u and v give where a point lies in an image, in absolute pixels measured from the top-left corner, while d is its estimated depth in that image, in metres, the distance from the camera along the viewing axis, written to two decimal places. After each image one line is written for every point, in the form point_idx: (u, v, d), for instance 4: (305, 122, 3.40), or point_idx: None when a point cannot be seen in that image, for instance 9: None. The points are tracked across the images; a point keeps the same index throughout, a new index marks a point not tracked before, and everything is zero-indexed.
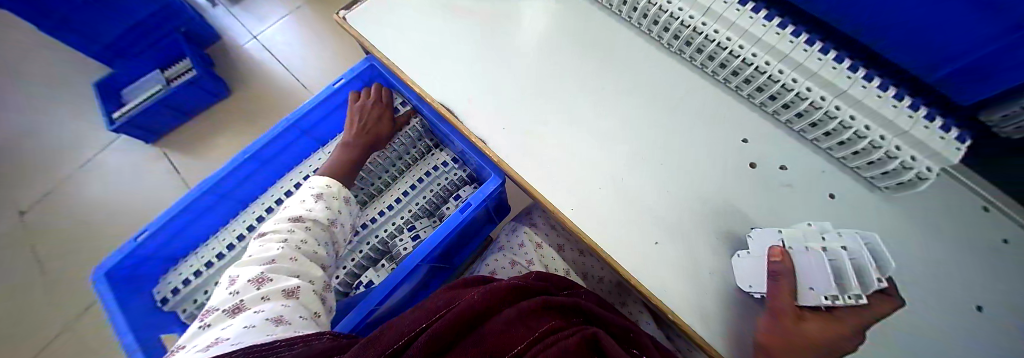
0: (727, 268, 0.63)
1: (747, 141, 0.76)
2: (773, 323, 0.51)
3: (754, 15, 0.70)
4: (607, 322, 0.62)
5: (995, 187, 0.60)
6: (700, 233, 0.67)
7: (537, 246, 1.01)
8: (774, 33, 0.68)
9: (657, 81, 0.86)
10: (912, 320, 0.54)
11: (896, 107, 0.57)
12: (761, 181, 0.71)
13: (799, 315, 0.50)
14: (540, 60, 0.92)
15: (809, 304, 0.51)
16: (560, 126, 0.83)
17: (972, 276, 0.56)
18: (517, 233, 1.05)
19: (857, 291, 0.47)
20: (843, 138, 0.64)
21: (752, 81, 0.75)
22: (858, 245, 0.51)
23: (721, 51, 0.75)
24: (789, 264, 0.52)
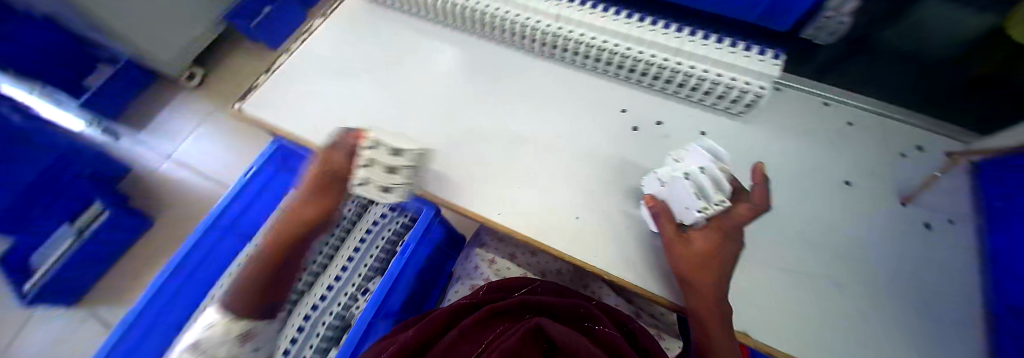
0: (642, 225, 0.68)
1: (625, 109, 0.85)
2: (674, 257, 0.57)
3: (672, 33, 0.76)
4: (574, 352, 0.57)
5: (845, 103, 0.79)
6: (608, 189, 0.74)
7: (492, 262, 0.93)
8: (697, 44, 0.73)
9: (587, 237, 0.67)
10: (808, 291, 0.60)
11: (765, 63, 0.69)
12: (644, 145, 0.79)
13: (685, 238, 0.58)
14: (443, 83, 0.93)
15: (690, 222, 0.59)
16: (482, 136, 0.83)
17: (886, 236, 0.64)
18: (469, 258, 0.97)
19: (714, 197, 0.53)
20: (731, 93, 0.74)
21: (681, 84, 0.79)
22: (701, 154, 0.58)
23: (668, 72, 0.77)
24: (660, 206, 0.62)
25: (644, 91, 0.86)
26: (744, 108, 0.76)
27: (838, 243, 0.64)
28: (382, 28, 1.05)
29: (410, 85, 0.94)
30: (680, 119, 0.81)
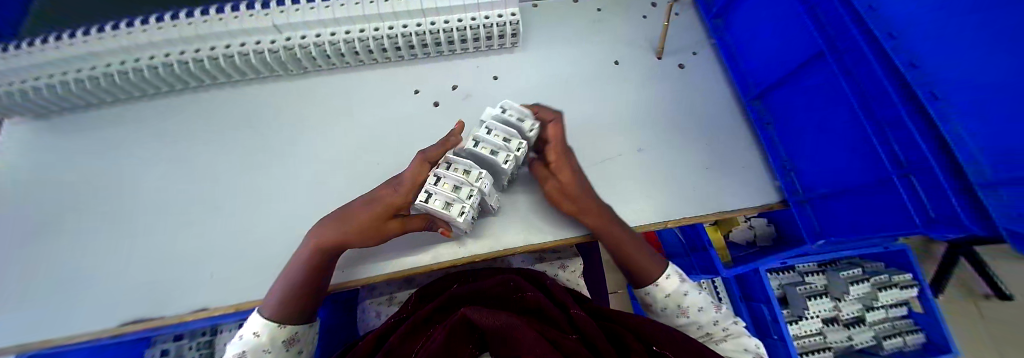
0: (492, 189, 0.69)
1: (418, 92, 0.78)
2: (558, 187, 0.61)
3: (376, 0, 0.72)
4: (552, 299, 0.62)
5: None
6: None
7: (390, 299, 0.85)
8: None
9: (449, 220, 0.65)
10: (642, 162, 0.70)
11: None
12: (456, 115, 0.76)
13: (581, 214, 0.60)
14: (208, 151, 0.74)
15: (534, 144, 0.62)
16: (287, 186, 0.70)
17: (683, 89, 0.76)
18: (364, 310, 0.86)
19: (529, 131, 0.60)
20: (483, 32, 0.75)
21: (431, 45, 0.76)
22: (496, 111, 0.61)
23: (408, 38, 0.73)
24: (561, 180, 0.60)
25: (425, 63, 0.81)
26: (511, 38, 0.77)
27: (638, 115, 0.74)
28: (65, 141, 0.76)
29: (161, 189, 0.71)
30: (472, 73, 0.79)
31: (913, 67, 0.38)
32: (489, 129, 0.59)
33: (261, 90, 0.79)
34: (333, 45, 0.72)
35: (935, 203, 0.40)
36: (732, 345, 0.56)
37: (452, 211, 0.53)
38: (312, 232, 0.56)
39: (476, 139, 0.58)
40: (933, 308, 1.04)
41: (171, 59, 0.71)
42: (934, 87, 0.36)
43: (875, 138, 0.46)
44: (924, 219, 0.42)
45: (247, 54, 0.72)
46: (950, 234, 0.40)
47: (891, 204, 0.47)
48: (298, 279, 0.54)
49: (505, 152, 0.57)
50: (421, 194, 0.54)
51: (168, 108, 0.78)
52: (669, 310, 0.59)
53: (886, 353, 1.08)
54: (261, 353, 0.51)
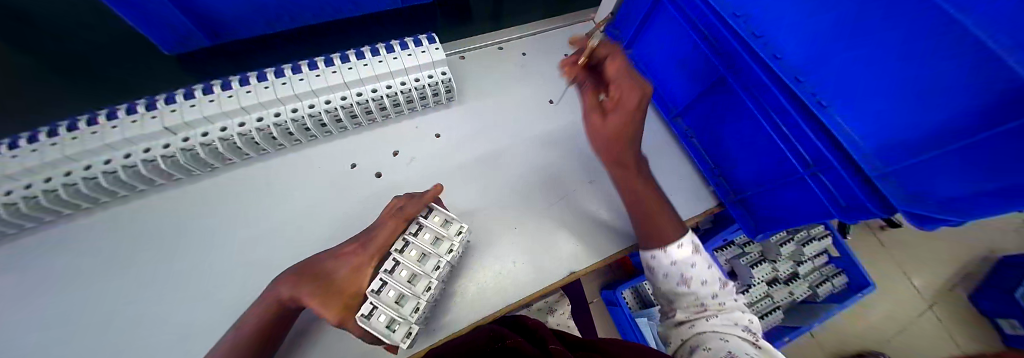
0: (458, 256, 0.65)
1: (357, 165, 0.72)
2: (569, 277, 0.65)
3: (286, 79, 0.66)
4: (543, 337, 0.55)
5: (514, 43, 0.89)
6: None
7: None
8: (331, 72, 0.67)
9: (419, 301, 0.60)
10: (597, 193, 0.73)
11: (417, 56, 0.71)
12: (404, 181, 0.72)
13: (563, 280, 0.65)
14: (90, 293, 0.59)
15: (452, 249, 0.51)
16: (211, 311, 0.58)
17: None
18: None
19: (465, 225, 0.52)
20: (417, 95, 0.73)
21: (360, 115, 0.72)
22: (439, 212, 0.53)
23: (334, 113, 0.68)
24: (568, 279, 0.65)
25: (358, 133, 0.75)
26: (446, 94, 0.76)
27: (582, 148, 0.77)
28: None
29: None
30: (413, 135, 0.76)
31: (799, 81, 0.49)
32: (420, 228, 0.52)
33: (161, 200, 0.66)
34: (244, 136, 0.64)
35: (841, 192, 0.49)
36: (723, 320, 0.52)
37: (397, 335, 0.44)
38: (278, 278, 0.49)
39: (406, 239, 0.51)
40: (846, 252, 1.23)
41: (32, 190, 0.56)
42: (820, 98, 0.47)
43: (781, 143, 0.56)
44: (842, 207, 0.50)
45: (134, 165, 0.60)
46: (864, 218, 0.48)
47: (812, 198, 0.55)
48: (248, 326, 0.46)
49: (435, 256, 0.50)
50: (363, 307, 0.45)
51: (18, 254, 0.60)
52: (685, 297, 0.56)
53: (822, 299, 1.24)
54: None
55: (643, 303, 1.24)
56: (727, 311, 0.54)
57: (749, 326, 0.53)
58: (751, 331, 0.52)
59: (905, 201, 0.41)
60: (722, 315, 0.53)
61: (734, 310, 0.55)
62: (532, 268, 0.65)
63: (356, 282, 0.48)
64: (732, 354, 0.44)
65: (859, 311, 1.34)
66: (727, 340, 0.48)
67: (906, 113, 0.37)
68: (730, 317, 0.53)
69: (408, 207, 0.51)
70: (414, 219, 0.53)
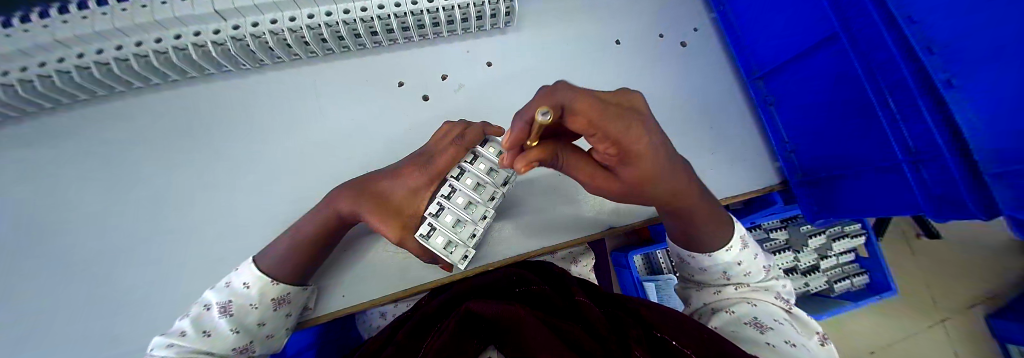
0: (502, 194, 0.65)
1: (404, 85, 0.69)
2: (603, 231, 0.64)
3: None
4: (563, 284, 0.55)
5: None
6: None
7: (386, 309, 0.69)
8: None
9: None
10: None
11: None
12: (451, 107, 0.68)
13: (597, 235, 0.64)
14: (154, 169, 0.62)
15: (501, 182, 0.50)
16: (264, 205, 0.61)
17: (685, 71, 0.74)
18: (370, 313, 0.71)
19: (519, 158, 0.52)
20: (474, 13, 0.66)
21: (411, 28, 0.66)
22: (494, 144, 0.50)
23: (384, 21, 0.62)
24: (598, 235, 0.64)
25: (407, 49, 0.71)
26: (504, 17, 0.69)
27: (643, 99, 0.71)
28: None
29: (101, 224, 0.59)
30: (463, 60, 0.71)
31: (930, 53, 0.39)
32: (476, 157, 0.50)
33: (210, 92, 0.66)
34: (294, 34, 0.60)
35: (940, 187, 0.44)
36: (754, 286, 0.49)
37: (454, 256, 0.46)
38: (334, 192, 0.49)
39: (462, 167, 0.50)
40: (878, 253, 1.17)
41: (86, 60, 0.56)
42: (950, 75, 0.38)
43: (888, 124, 0.48)
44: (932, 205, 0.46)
45: (185, 49, 0.58)
46: (955, 219, 0.43)
47: (902, 188, 0.50)
48: (308, 234, 0.47)
49: (490, 187, 0.50)
50: (421, 227, 0.47)
51: (85, 124, 0.63)
52: (707, 272, 0.51)
53: (836, 294, 1.24)
54: (248, 308, 0.44)
55: (651, 271, 1.22)
56: (759, 278, 0.50)
57: (783, 293, 0.50)
58: (786, 298, 0.49)
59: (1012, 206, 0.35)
60: (753, 283, 0.49)
61: (765, 276, 0.51)
62: (572, 212, 0.65)
63: (414, 205, 0.48)
64: (756, 321, 0.42)
65: (870, 315, 1.34)
66: (754, 305, 0.45)
67: None
68: (762, 284, 0.49)
69: (468, 132, 0.47)
70: (472, 149, 0.50)
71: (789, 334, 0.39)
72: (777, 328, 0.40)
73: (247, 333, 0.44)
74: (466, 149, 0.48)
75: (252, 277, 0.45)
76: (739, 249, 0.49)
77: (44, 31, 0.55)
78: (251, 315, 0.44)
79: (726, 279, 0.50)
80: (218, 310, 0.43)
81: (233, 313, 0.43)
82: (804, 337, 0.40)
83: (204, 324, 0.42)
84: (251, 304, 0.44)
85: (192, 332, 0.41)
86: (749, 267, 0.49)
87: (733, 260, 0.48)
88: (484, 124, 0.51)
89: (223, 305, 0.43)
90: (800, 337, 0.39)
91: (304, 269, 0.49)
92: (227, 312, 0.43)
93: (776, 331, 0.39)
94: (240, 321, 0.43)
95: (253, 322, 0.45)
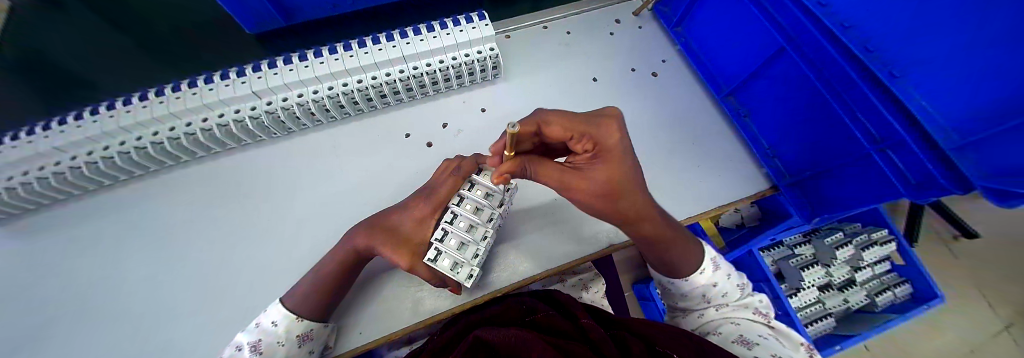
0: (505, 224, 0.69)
1: (410, 136, 0.78)
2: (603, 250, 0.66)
3: (352, 51, 0.72)
4: (568, 309, 0.56)
5: (556, 23, 0.91)
6: None
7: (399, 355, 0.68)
8: (392, 46, 0.72)
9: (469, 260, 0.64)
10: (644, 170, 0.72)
11: (469, 31, 0.74)
12: (452, 150, 0.76)
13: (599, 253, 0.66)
14: (189, 230, 0.69)
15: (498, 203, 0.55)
16: (284, 254, 0.66)
17: (659, 96, 0.82)
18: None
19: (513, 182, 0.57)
20: (466, 70, 0.77)
21: (414, 88, 0.77)
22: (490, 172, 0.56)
23: (391, 84, 0.74)
24: (601, 254, 0.66)
25: (412, 105, 0.81)
26: (493, 70, 0.80)
27: (624, 125, 0.78)
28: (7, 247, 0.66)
29: (136, 285, 0.64)
30: (461, 109, 0.81)
31: (869, 52, 0.46)
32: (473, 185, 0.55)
33: (242, 158, 0.75)
34: (317, 103, 0.71)
35: (914, 169, 0.46)
36: (735, 307, 0.49)
37: (461, 275, 0.49)
38: (349, 231, 0.54)
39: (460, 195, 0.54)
40: (914, 261, 1.12)
41: (144, 141, 0.67)
42: (891, 67, 0.43)
43: (848, 117, 0.53)
44: (909, 186, 0.48)
45: (226, 124, 0.69)
46: (936, 197, 0.44)
47: (878, 175, 0.52)
48: (327, 271, 0.51)
49: (488, 209, 0.54)
50: (429, 252, 0.50)
51: (134, 195, 0.72)
52: (688, 298, 0.52)
53: (882, 309, 1.15)
54: (275, 346, 0.47)
55: None
56: (738, 297, 0.50)
57: (762, 307, 0.50)
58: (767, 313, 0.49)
59: (982, 176, 0.36)
60: (733, 302, 0.50)
61: (744, 294, 0.51)
62: (573, 235, 0.68)
63: (422, 233, 0.52)
64: (742, 340, 0.44)
65: (926, 328, 1.21)
66: (738, 325, 0.46)
67: (1000, 77, 0.33)
68: (742, 302, 0.49)
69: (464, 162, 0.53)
70: (468, 178, 0.55)
71: (774, 349, 0.41)
72: (764, 343, 0.42)
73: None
74: (463, 179, 0.54)
75: (279, 315, 0.48)
76: (712, 271, 0.50)
77: (115, 122, 0.67)
78: (278, 352, 0.47)
79: (708, 302, 0.51)
80: (248, 350, 0.47)
81: (262, 351, 0.46)
82: (791, 350, 0.41)
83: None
84: (277, 342, 0.48)
85: None
86: (725, 287, 0.50)
87: (709, 281, 0.49)
88: (478, 156, 0.57)
89: (252, 345, 0.47)
90: (787, 350, 0.40)
91: (322, 309, 0.51)
92: (257, 350, 0.46)
93: (763, 347, 0.41)
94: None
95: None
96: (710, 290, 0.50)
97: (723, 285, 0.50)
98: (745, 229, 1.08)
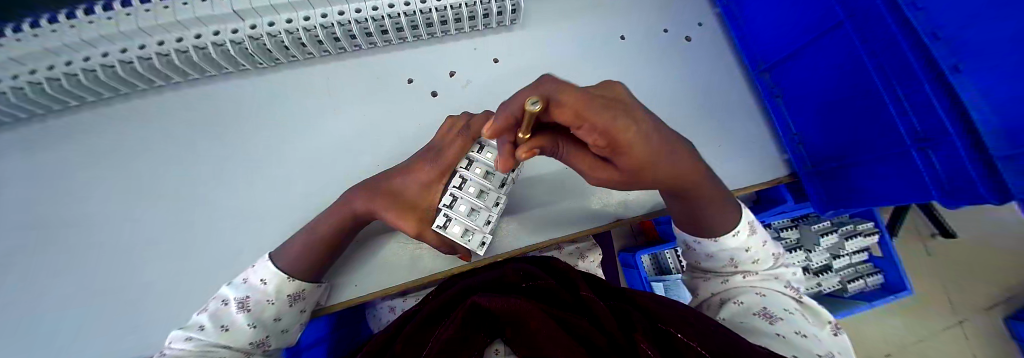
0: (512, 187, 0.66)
1: (413, 82, 0.71)
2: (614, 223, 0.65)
3: None
4: (569, 278, 0.55)
5: None
6: None
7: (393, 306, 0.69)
8: None
9: None
10: None
11: None
12: (459, 102, 0.70)
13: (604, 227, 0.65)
14: (173, 164, 0.64)
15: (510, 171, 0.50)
16: (278, 197, 0.63)
17: (690, 65, 0.75)
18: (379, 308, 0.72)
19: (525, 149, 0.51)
20: (482, 10, 0.67)
21: (420, 26, 0.68)
22: None
23: (395, 19, 0.64)
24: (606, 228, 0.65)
25: (417, 47, 0.73)
26: (511, 14, 0.70)
27: (647, 93, 0.72)
28: None
29: (123, 215, 0.62)
30: (471, 56, 0.73)
31: (937, 38, 0.39)
32: (483, 148, 0.50)
33: (227, 89, 0.68)
34: (309, 32, 0.62)
35: (951, 174, 0.43)
36: (762, 275, 0.49)
37: (473, 243, 0.49)
38: (349, 193, 0.51)
39: (470, 158, 0.51)
40: (891, 253, 1.16)
41: (111, 59, 0.59)
42: (958, 59, 0.38)
43: (896, 112, 0.48)
44: (944, 191, 0.45)
45: (204, 47, 0.61)
46: (966, 205, 0.43)
47: (911, 177, 0.50)
48: (323, 231, 0.49)
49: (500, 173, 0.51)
50: (437, 219, 0.49)
51: (108, 120, 0.66)
52: (715, 259, 0.51)
53: (848, 294, 1.22)
54: (265, 304, 0.45)
55: (660, 271, 1.21)
56: (769, 266, 0.50)
57: (789, 280, 0.50)
58: (794, 286, 0.49)
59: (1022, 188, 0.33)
60: (762, 272, 0.49)
61: (775, 264, 0.51)
62: (580, 204, 0.66)
63: (428, 199, 0.49)
64: (766, 312, 0.43)
65: (886, 316, 1.31)
66: (762, 294, 0.45)
67: None
68: (771, 272, 0.49)
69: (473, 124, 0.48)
70: (478, 139, 0.50)
71: (799, 324, 0.40)
72: (788, 318, 0.41)
73: (264, 328, 0.45)
74: (474, 140, 0.49)
75: (270, 271, 0.46)
76: (747, 235, 0.48)
77: (73, 32, 0.58)
78: (268, 309, 0.45)
79: (734, 267, 0.50)
80: (236, 306, 0.44)
81: (251, 307, 0.44)
82: (814, 326, 0.41)
83: (223, 319, 0.43)
84: (267, 299, 0.46)
85: (211, 326, 0.42)
86: (758, 255, 0.49)
87: (745, 247, 0.48)
88: (487, 113, 0.51)
89: (238, 301, 0.44)
90: (811, 330, 0.39)
91: (322, 266, 0.51)
92: (246, 306, 0.44)
93: (787, 321, 0.40)
94: (257, 315, 0.44)
95: (269, 316, 0.45)
96: (742, 257, 0.49)
97: (756, 256, 0.49)
98: None
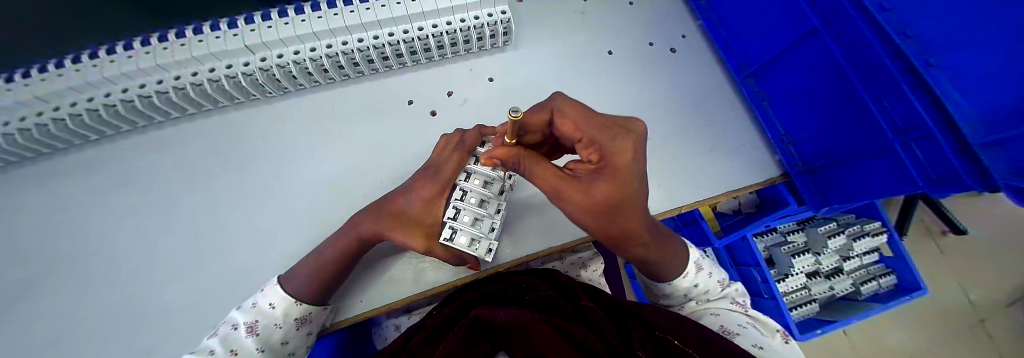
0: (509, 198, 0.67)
1: (413, 103, 0.74)
2: None
3: (352, 7, 0.66)
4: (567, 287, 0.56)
5: None
6: None
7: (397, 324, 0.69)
8: (395, 3, 0.66)
9: None
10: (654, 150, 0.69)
11: None
12: (456, 119, 0.73)
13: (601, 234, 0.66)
14: (183, 189, 0.67)
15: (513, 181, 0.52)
16: (284, 218, 0.65)
17: (676, 74, 0.78)
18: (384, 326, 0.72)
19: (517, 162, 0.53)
20: (475, 34, 0.71)
21: (418, 51, 0.72)
22: None
23: (394, 46, 0.69)
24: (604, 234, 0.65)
25: (416, 71, 0.77)
26: (503, 36, 0.75)
27: (637, 102, 0.74)
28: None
29: (134, 240, 0.64)
30: (467, 77, 0.76)
31: (906, 37, 0.42)
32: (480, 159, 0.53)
33: (236, 117, 0.72)
34: (314, 62, 0.66)
35: (937, 165, 0.44)
36: (715, 299, 0.51)
37: (480, 251, 0.50)
38: (354, 218, 0.53)
39: (468, 170, 0.53)
40: (902, 251, 1.14)
41: (130, 94, 0.63)
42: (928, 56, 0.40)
43: (876, 108, 0.50)
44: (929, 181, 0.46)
45: (218, 80, 0.65)
46: (955, 194, 0.44)
47: (896, 170, 0.51)
48: (332, 256, 0.50)
49: (499, 181, 0.53)
50: (444, 232, 0.50)
51: (123, 151, 0.69)
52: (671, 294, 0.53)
53: (864, 297, 1.17)
54: (273, 328, 0.47)
55: None
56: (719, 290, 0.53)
57: (739, 298, 0.53)
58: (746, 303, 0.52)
59: (1007, 175, 0.34)
60: (713, 296, 0.52)
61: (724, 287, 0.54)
62: None
63: (432, 214, 0.51)
64: (724, 330, 0.44)
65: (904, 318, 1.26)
66: (717, 315, 0.48)
67: None
68: (721, 295, 0.52)
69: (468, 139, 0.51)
70: (473, 152, 0.53)
71: (754, 337, 0.41)
72: (742, 332, 0.42)
73: (271, 350, 0.47)
74: (470, 153, 0.52)
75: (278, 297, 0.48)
76: (695, 273, 0.50)
77: (97, 71, 0.62)
78: (276, 333, 0.47)
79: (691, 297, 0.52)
80: (245, 330, 0.45)
81: (259, 332, 0.46)
82: (769, 335, 0.42)
83: (232, 343, 0.45)
84: (274, 323, 0.47)
85: (222, 351, 0.43)
86: (708, 283, 0.52)
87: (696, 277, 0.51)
88: (480, 127, 0.55)
89: (247, 327, 0.45)
90: (765, 338, 0.40)
91: (332, 289, 0.52)
92: (254, 331, 0.45)
93: (743, 335, 0.41)
94: (266, 339, 0.46)
95: (277, 339, 0.47)
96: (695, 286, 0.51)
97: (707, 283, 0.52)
98: (740, 214, 1.07)
